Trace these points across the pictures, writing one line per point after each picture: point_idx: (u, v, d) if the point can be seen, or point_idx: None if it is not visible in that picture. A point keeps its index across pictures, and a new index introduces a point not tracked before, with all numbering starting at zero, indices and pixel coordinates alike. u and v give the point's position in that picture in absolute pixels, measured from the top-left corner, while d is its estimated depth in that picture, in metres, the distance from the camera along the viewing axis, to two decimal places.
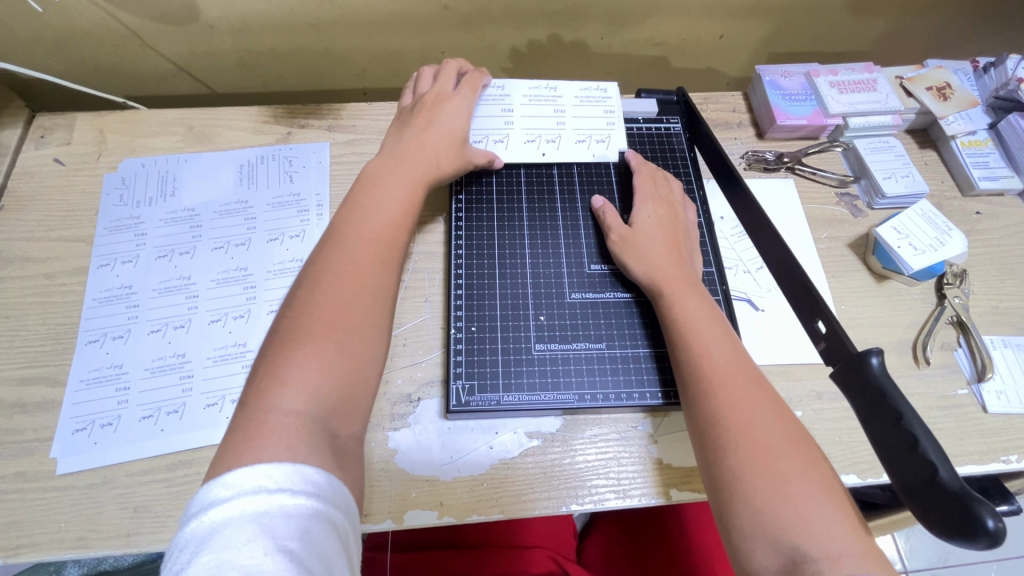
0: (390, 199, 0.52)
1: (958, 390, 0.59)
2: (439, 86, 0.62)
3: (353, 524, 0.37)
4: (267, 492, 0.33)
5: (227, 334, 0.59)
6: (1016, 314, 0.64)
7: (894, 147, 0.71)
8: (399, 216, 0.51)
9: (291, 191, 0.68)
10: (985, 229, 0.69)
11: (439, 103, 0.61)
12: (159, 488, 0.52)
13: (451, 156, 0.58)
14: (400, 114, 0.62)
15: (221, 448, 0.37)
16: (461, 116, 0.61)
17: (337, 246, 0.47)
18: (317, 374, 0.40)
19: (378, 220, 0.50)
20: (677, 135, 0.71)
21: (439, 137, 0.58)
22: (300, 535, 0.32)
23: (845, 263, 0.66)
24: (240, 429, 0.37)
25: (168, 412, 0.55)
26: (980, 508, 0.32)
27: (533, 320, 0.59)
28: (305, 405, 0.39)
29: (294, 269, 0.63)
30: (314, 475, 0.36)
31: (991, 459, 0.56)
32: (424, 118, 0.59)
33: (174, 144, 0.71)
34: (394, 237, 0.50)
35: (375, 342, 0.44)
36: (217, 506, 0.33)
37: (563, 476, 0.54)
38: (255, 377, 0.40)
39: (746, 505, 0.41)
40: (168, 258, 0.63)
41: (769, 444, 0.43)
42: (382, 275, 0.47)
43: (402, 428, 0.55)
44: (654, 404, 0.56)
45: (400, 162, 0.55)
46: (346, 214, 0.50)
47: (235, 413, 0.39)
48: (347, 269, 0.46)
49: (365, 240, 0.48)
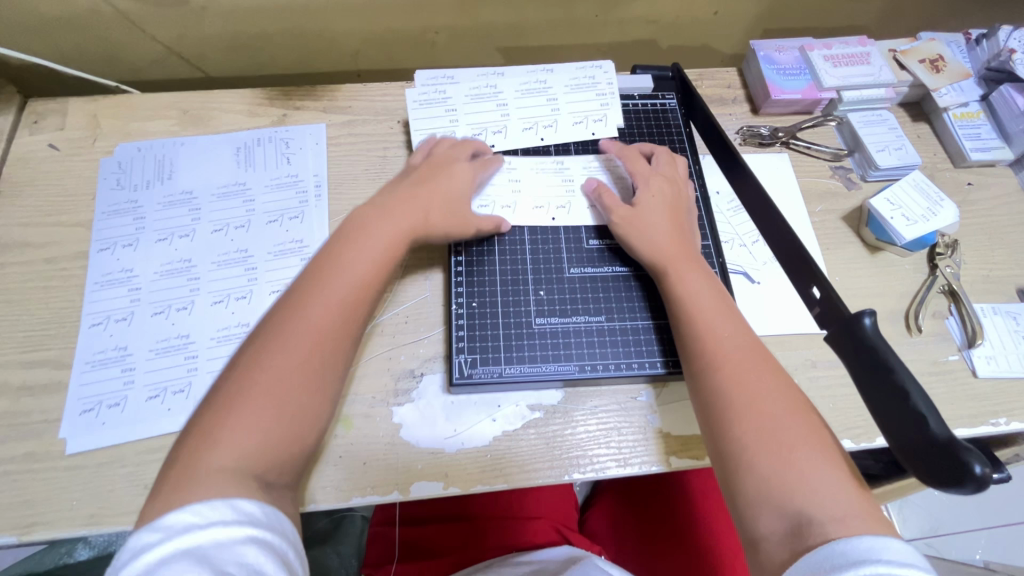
0: (370, 251, 0.51)
1: (950, 357, 0.61)
2: (449, 149, 0.61)
3: (293, 549, 0.38)
4: (198, 528, 0.35)
5: (230, 315, 0.59)
6: (1005, 282, 0.66)
7: (886, 120, 0.72)
8: (370, 274, 0.50)
9: (288, 173, 0.68)
10: (977, 200, 0.70)
11: (441, 168, 0.59)
12: None
13: (443, 212, 0.57)
14: (407, 169, 0.60)
15: (151, 497, 0.38)
16: (467, 180, 0.59)
17: (296, 309, 0.47)
18: (247, 436, 0.41)
19: (347, 276, 0.49)
20: (672, 111, 0.71)
21: (439, 197, 0.57)
22: (237, 558, 0.34)
23: (838, 236, 0.67)
24: (170, 480, 0.39)
25: (174, 392, 0.55)
26: (967, 455, 0.32)
27: (532, 294, 0.59)
28: (232, 463, 0.39)
29: (294, 250, 0.63)
30: (247, 505, 0.37)
31: (980, 422, 0.58)
32: (423, 177, 0.58)
33: (169, 128, 0.70)
34: (360, 297, 0.49)
35: (317, 410, 0.45)
36: (147, 551, 0.34)
37: (566, 445, 0.55)
38: (190, 435, 0.41)
39: (754, 475, 0.43)
40: (167, 241, 0.63)
41: (772, 413, 0.45)
42: (333, 345, 0.46)
43: (406, 404, 0.56)
44: (655, 373, 0.57)
45: (387, 212, 0.54)
46: (322, 262, 0.50)
47: (175, 456, 0.41)
48: (304, 328, 0.46)
49: (328, 302, 0.47)
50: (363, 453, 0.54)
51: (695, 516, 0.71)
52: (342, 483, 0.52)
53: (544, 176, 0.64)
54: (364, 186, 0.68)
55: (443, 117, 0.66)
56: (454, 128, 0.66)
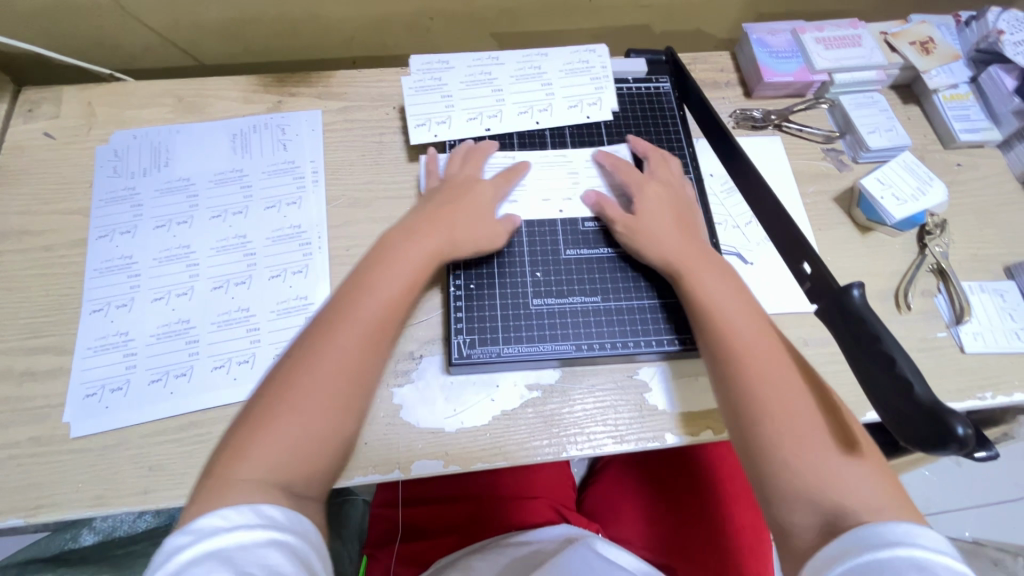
0: (396, 280, 0.52)
1: (939, 333, 0.62)
2: (467, 170, 0.62)
3: (316, 550, 0.39)
4: (224, 531, 0.36)
5: (230, 300, 0.60)
6: (992, 261, 0.67)
7: (877, 102, 0.72)
8: (396, 304, 0.51)
9: (285, 159, 0.68)
10: (965, 180, 0.71)
11: (463, 189, 0.60)
12: (173, 448, 0.54)
13: (469, 231, 0.57)
14: (428, 194, 0.61)
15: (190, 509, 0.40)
16: (489, 199, 0.60)
17: (325, 331, 0.48)
18: (279, 451, 0.42)
19: (371, 304, 0.50)
20: (666, 94, 0.71)
21: (463, 221, 0.57)
22: (262, 560, 0.35)
23: (830, 217, 0.68)
24: (204, 490, 0.40)
25: (176, 376, 0.56)
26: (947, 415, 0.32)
27: (529, 276, 0.60)
28: (258, 476, 0.41)
29: (293, 235, 0.64)
30: (269, 510, 0.38)
31: (967, 396, 0.59)
32: (443, 203, 0.59)
33: (164, 115, 0.70)
34: (385, 324, 0.50)
35: (346, 423, 0.46)
36: (179, 553, 0.35)
37: (564, 422, 0.56)
38: (224, 452, 0.42)
39: (787, 476, 0.44)
40: (166, 228, 0.63)
41: (797, 408, 0.46)
42: (362, 363, 0.47)
43: (406, 385, 0.57)
44: (672, 350, 0.58)
45: (414, 236, 0.55)
46: (349, 290, 0.51)
47: (212, 467, 0.42)
48: (330, 355, 0.47)
49: (356, 322, 0.49)
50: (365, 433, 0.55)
51: (719, 508, 0.71)
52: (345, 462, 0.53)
53: (549, 168, 0.65)
54: (361, 171, 0.68)
55: (439, 101, 0.66)
56: (449, 113, 0.66)
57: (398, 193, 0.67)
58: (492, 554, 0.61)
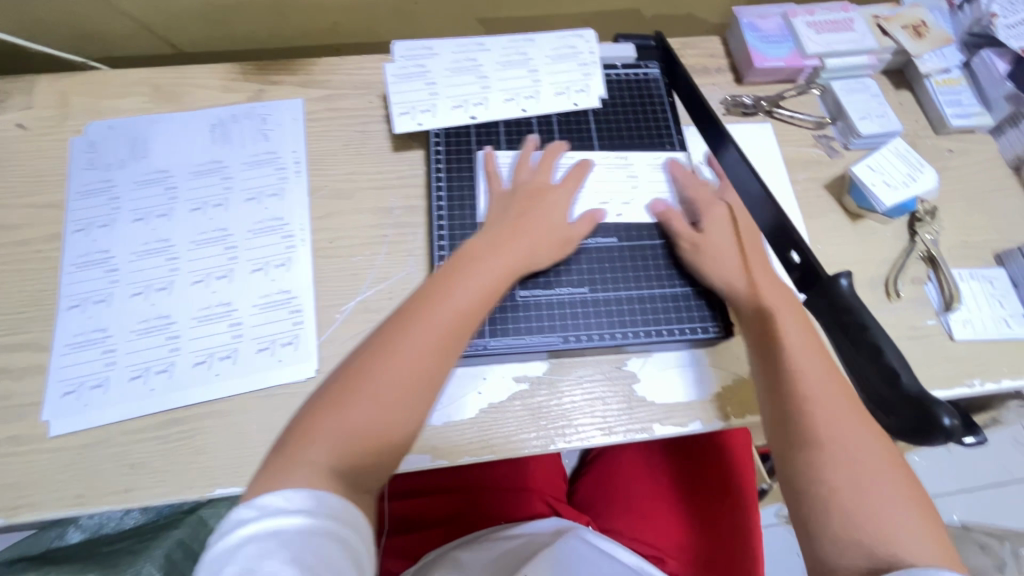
0: (474, 287, 0.51)
1: (928, 321, 0.62)
2: (539, 176, 0.61)
3: (367, 550, 0.40)
4: (288, 512, 0.37)
5: (211, 294, 0.59)
6: (982, 247, 0.66)
7: (869, 87, 0.71)
8: (474, 314, 0.51)
9: (267, 150, 0.66)
10: (956, 166, 0.71)
11: (539, 194, 0.59)
12: (155, 445, 0.53)
13: (548, 242, 0.57)
14: (503, 198, 0.59)
15: (255, 480, 0.41)
16: (564, 209, 0.59)
17: (405, 328, 0.48)
18: (345, 443, 0.43)
19: (450, 311, 0.49)
20: (655, 80, 0.70)
21: (541, 230, 0.57)
22: (318, 551, 0.36)
23: (821, 204, 0.68)
24: (272, 465, 0.42)
25: (157, 372, 0.55)
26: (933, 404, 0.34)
27: None
28: (323, 462, 0.41)
29: (275, 228, 0.62)
30: (328, 498, 0.39)
31: (955, 383, 0.59)
32: (520, 212, 0.58)
33: (141, 105, 0.68)
34: (461, 334, 0.50)
35: (410, 427, 0.46)
36: (245, 525, 0.36)
37: (550, 415, 0.56)
38: (291, 435, 0.43)
39: (844, 515, 0.42)
40: (144, 221, 0.62)
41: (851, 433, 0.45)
42: (437, 369, 0.47)
43: None
44: (713, 337, 0.58)
45: (496, 244, 0.55)
46: (428, 293, 0.51)
47: (277, 445, 0.43)
48: (406, 358, 0.46)
49: (435, 326, 0.48)
50: None
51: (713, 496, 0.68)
52: None
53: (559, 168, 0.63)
54: (344, 161, 0.67)
55: (422, 89, 0.65)
56: (434, 100, 0.64)
57: (382, 183, 0.66)
58: (482, 546, 0.61)
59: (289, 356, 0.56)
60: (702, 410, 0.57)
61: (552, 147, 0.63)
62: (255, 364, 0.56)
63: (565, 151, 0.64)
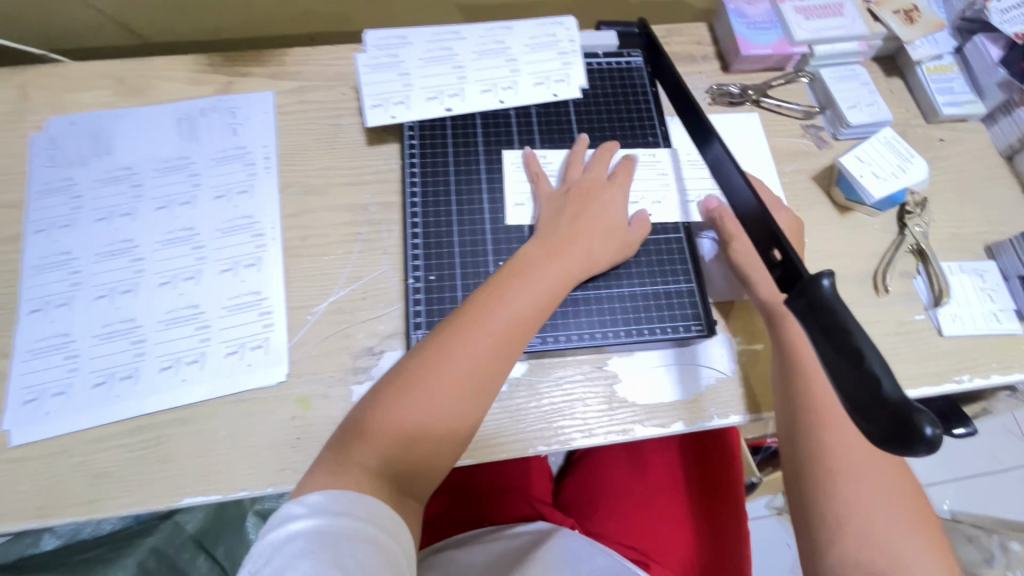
0: (528, 297, 0.51)
1: (916, 316, 0.61)
2: (592, 175, 0.60)
3: (404, 551, 0.41)
4: (331, 512, 0.39)
5: (178, 296, 0.57)
6: (973, 239, 0.65)
7: (859, 75, 0.69)
8: (528, 324, 0.50)
9: (235, 145, 0.64)
10: (948, 155, 0.69)
11: (593, 194, 0.58)
12: (120, 454, 0.51)
13: (602, 249, 0.56)
14: (553, 199, 0.59)
15: (311, 474, 0.44)
16: (617, 209, 0.58)
17: (459, 335, 0.49)
18: (393, 442, 0.45)
19: (501, 319, 0.49)
20: (638, 70, 0.69)
21: (597, 233, 0.56)
22: (355, 553, 0.37)
23: (809, 197, 0.66)
24: (329, 461, 0.44)
25: (121, 378, 0.53)
26: (918, 415, 0.30)
27: (493, 266, 0.57)
28: (375, 463, 0.44)
29: (245, 226, 0.60)
30: (372, 503, 0.41)
31: (945, 380, 0.58)
32: (574, 212, 0.57)
33: (104, 98, 0.66)
34: (513, 343, 0.50)
35: (458, 436, 0.47)
36: (295, 522, 0.38)
37: (529, 417, 0.54)
38: (346, 434, 0.46)
39: (847, 533, 0.47)
40: (108, 221, 0.59)
41: (865, 466, 0.49)
42: (488, 380, 0.48)
43: (365, 381, 0.55)
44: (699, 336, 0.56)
45: (551, 249, 0.54)
46: (481, 299, 0.51)
47: (332, 441, 0.46)
48: (458, 366, 0.47)
49: (489, 335, 0.49)
50: (324, 434, 0.53)
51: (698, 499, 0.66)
52: (305, 464, 0.52)
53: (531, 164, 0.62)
54: (316, 156, 0.64)
55: (395, 80, 0.62)
56: (407, 92, 0.62)
57: (356, 178, 0.63)
58: (473, 546, 0.61)
59: (259, 360, 0.55)
60: (685, 410, 0.55)
61: (605, 146, 0.62)
62: (223, 369, 0.54)
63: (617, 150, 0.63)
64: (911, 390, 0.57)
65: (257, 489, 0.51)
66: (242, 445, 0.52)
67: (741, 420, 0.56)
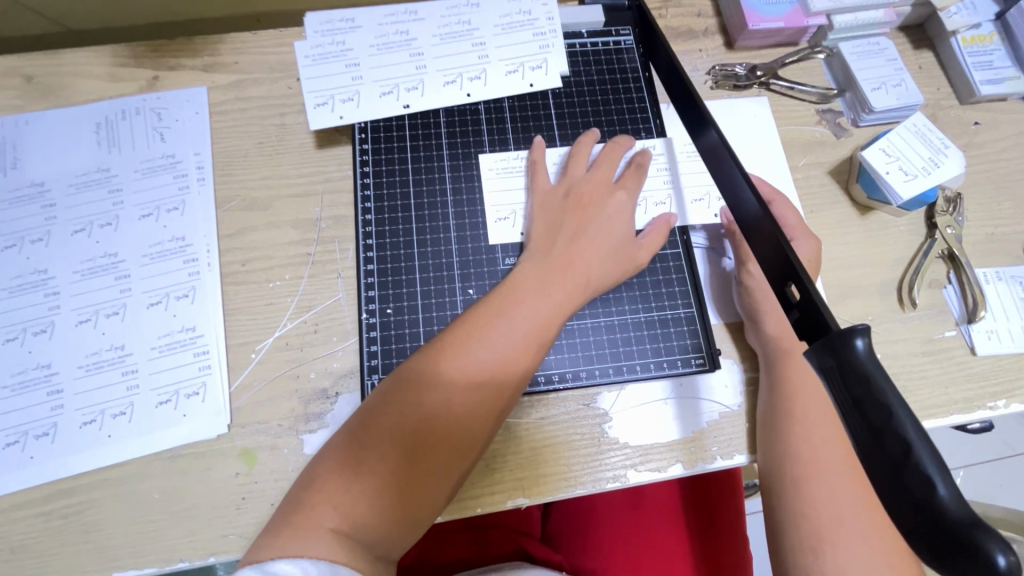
0: (518, 328, 0.44)
1: (946, 333, 0.53)
2: (595, 175, 0.52)
3: None
4: None
5: (100, 336, 0.49)
6: (1012, 241, 0.57)
7: (885, 49, 0.60)
8: (520, 360, 0.44)
9: (163, 153, 0.55)
10: (984, 142, 0.60)
11: (597, 201, 0.51)
12: (38, 524, 0.45)
13: (606, 267, 0.49)
14: (548, 198, 0.51)
15: (261, 546, 0.36)
16: (624, 218, 0.51)
17: (446, 368, 0.42)
18: (366, 504, 0.37)
19: (487, 356, 0.43)
20: (628, 50, 0.60)
21: (599, 248, 0.49)
22: None
23: (825, 194, 0.58)
24: (286, 526, 0.36)
25: (37, 436, 0.47)
26: (988, 539, 0.23)
27: (460, 295, 0.51)
28: (342, 526, 0.36)
29: (175, 250, 0.52)
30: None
31: (978, 407, 0.51)
32: (573, 222, 0.50)
33: (10, 101, 0.56)
34: (503, 383, 0.43)
35: (441, 490, 0.40)
36: None
37: (509, 466, 0.48)
38: (308, 492, 0.38)
39: None
40: (16, 248, 0.51)
41: (851, 534, 0.41)
42: (479, 422, 0.42)
43: (318, 429, 0.48)
44: (696, 371, 0.51)
45: (551, 266, 0.47)
46: (462, 330, 0.44)
47: (288, 501, 0.38)
48: (446, 405, 0.41)
49: (481, 368, 0.42)
50: (272, 492, 0.46)
51: (705, 536, 0.59)
52: (251, 529, 0.45)
53: (507, 180, 0.55)
54: (257, 164, 0.55)
55: (344, 73, 0.55)
56: (357, 87, 0.55)
57: (304, 188, 0.55)
58: None
59: (195, 410, 0.48)
60: (684, 452, 0.49)
61: (616, 140, 0.55)
62: (154, 421, 0.47)
63: (631, 147, 0.55)
64: (939, 420, 0.50)
65: (198, 559, 0.44)
66: (178, 510, 0.45)
67: (745, 460, 0.49)
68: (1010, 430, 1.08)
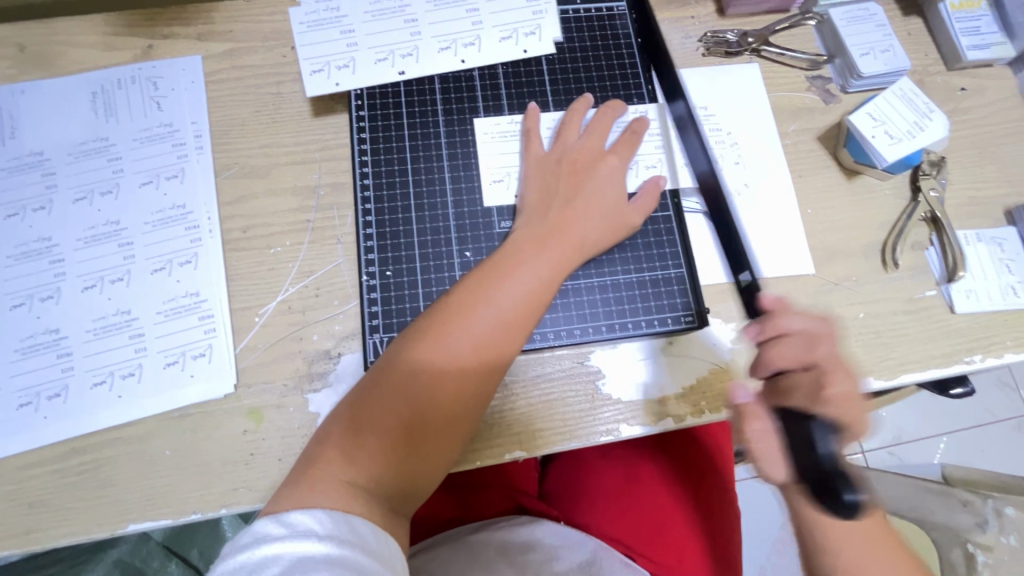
0: (519, 291, 0.45)
1: (927, 292, 0.55)
2: (587, 141, 0.53)
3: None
4: (316, 537, 0.34)
5: (105, 301, 0.51)
6: (993, 203, 0.59)
7: (874, 15, 0.60)
8: (521, 322, 0.45)
9: (161, 122, 0.56)
10: (968, 107, 0.61)
11: (590, 166, 0.52)
12: (53, 480, 0.46)
13: (600, 229, 0.51)
14: (542, 164, 0.53)
15: (281, 493, 0.38)
16: (617, 182, 0.52)
17: (450, 327, 0.43)
18: (377, 459, 0.39)
19: (488, 318, 0.44)
20: (621, 16, 0.61)
21: (594, 212, 0.50)
22: None
23: (813, 160, 0.59)
24: (301, 477, 0.38)
25: (49, 398, 0.48)
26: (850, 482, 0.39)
27: (458, 256, 0.53)
28: (355, 480, 0.38)
29: (176, 218, 0.53)
30: (361, 527, 0.36)
31: (954, 361, 0.54)
32: (567, 187, 0.51)
33: (5, 71, 0.56)
34: (504, 345, 0.44)
35: (448, 443, 0.42)
36: (269, 543, 0.33)
37: (509, 421, 0.50)
38: (322, 447, 0.40)
39: None
40: (20, 217, 0.52)
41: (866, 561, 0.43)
42: (483, 381, 0.43)
43: (322, 389, 0.49)
44: (682, 328, 0.53)
45: (549, 231, 0.49)
46: (465, 294, 0.45)
47: (304, 456, 0.40)
48: (450, 364, 0.42)
49: (482, 327, 0.44)
50: (278, 449, 0.48)
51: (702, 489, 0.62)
52: (260, 483, 0.47)
53: (504, 145, 0.56)
54: (254, 132, 0.56)
55: (339, 41, 0.55)
56: (353, 53, 0.55)
57: (301, 156, 0.55)
58: (450, 548, 0.55)
59: (203, 371, 0.49)
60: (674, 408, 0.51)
61: (609, 104, 0.55)
62: (163, 382, 0.49)
63: (623, 111, 0.56)
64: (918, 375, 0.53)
65: (210, 511, 0.46)
66: (190, 466, 0.47)
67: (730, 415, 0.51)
68: (991, 396, 1.11)
